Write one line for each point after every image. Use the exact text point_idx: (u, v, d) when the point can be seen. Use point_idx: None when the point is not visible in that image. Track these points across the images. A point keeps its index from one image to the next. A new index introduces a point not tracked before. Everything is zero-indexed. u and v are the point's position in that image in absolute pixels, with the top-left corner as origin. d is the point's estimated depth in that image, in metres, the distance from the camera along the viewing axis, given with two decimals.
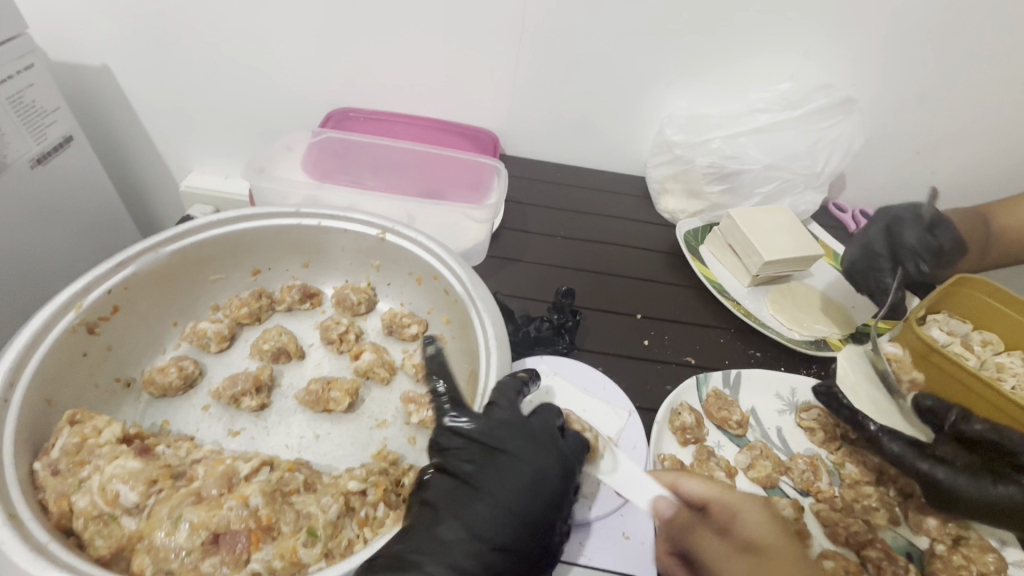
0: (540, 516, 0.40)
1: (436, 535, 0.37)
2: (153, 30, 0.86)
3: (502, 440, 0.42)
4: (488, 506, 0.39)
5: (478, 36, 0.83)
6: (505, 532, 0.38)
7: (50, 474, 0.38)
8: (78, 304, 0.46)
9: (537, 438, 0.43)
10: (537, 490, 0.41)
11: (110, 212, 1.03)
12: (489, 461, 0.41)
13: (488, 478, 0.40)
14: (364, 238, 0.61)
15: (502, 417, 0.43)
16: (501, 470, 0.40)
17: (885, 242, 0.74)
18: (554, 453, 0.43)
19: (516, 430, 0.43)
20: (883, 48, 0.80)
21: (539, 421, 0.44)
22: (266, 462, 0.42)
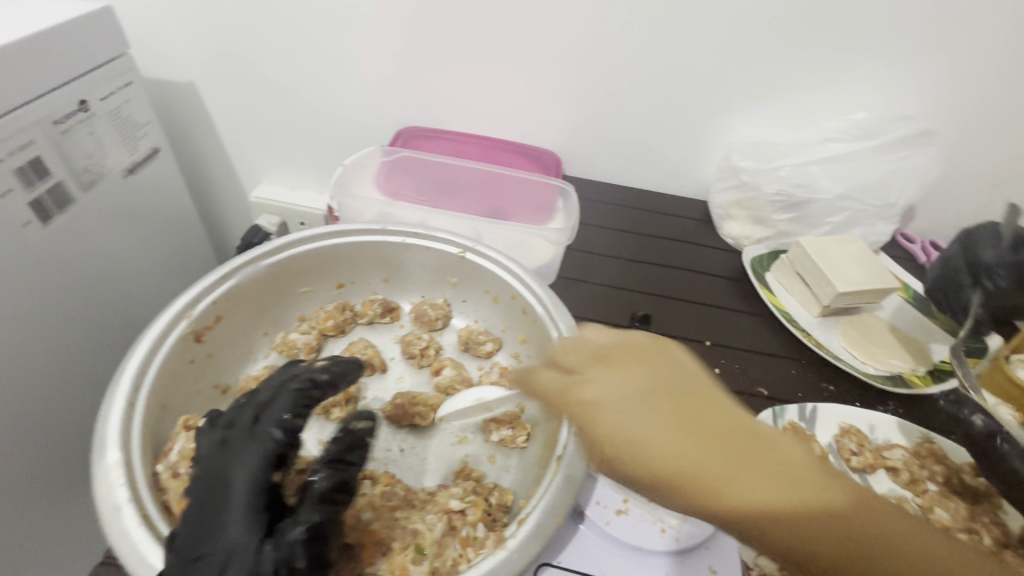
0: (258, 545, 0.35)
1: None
2: (239, 50, 0.91)
3: (213, 476, 0.37)
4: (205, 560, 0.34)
5: (549, 61, 0.85)
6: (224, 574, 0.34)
7: (172, 477, 0.41)
8: (188, 314, 0.50)
9: (236, 450, 0.38)
10: (256, 510, 0.36)
11: (188, 221, 1.08)
12: (196, 507, 0.36)
13: (192, 529, 0.35)
14: (445, 256, 0.62)
15: (204, 451, 0.39)
16: (211, 512, 0.36)
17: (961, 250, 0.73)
18: (264, 452, 0.38)
19: (217, 464, 0.38)
20: (962, 79, 0.78)
21: (237, 431, 0.40)
22: (368, 476, 0.48)
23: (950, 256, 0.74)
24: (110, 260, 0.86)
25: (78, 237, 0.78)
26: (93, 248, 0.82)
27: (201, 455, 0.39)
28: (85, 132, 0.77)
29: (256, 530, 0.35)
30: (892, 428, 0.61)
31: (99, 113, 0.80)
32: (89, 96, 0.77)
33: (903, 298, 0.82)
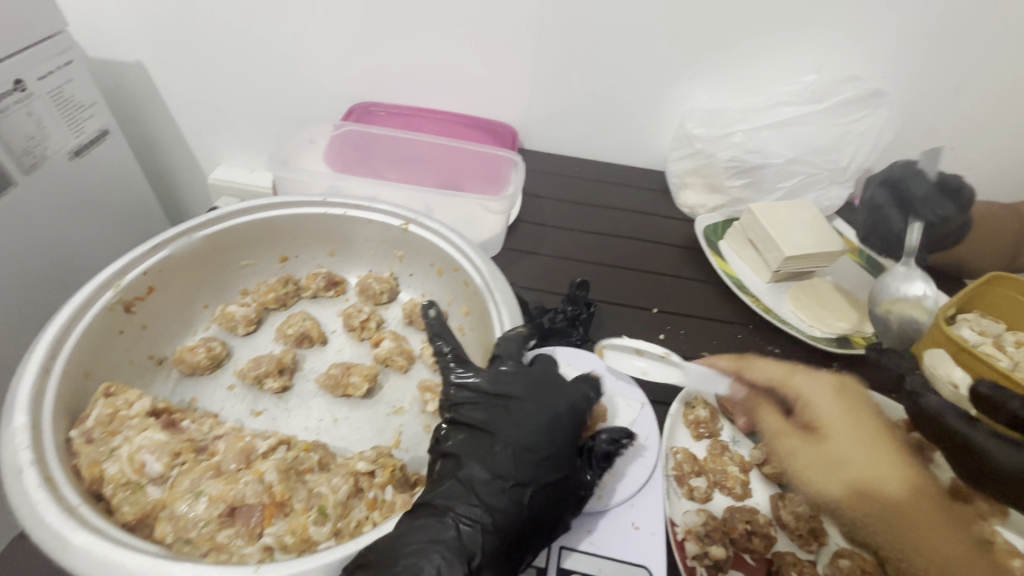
0: (558, 460, 0.42)
1: (457, 484, 0.39)
2: (184, 24, 0.88)
3: (538, 392, 0.45)
4: (507, 452, 0.41)
5: (499, 31, 0.83)
6: (524, 470, 0.40)
7: (85, 442, 0.40)
8: (115, 284, 0.49)
9: (533, 418, 0.43)
10: (562, 433, 0.43)
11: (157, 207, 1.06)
12: (502, 410, 0.43)
13: (510, 426, 0.42)
14: (388, 229, 0.62)
15: (518, 375, 0.46)
16: (513, 418, 0.43)
17: (885, 197, 0.78)
18: (559, 415, 0.44)
19: (544, 388, 0.45)
20: (915, 38, 0.77)
21: (516, 387, 0.45)
22: (283, 441, 0.42)
23: (873, 198, 0.79)
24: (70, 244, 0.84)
25: (34, 220, 0.76)
26: (54, 235, 0.80)
27: (545, 411, 0.44)
28: (22, 114, 0.71)
29: (513, 499, 0.39)
30: None
31: (39, 93, 0.74)
32: (23, 74, 0.71)
33: (855, 260, 0.82)
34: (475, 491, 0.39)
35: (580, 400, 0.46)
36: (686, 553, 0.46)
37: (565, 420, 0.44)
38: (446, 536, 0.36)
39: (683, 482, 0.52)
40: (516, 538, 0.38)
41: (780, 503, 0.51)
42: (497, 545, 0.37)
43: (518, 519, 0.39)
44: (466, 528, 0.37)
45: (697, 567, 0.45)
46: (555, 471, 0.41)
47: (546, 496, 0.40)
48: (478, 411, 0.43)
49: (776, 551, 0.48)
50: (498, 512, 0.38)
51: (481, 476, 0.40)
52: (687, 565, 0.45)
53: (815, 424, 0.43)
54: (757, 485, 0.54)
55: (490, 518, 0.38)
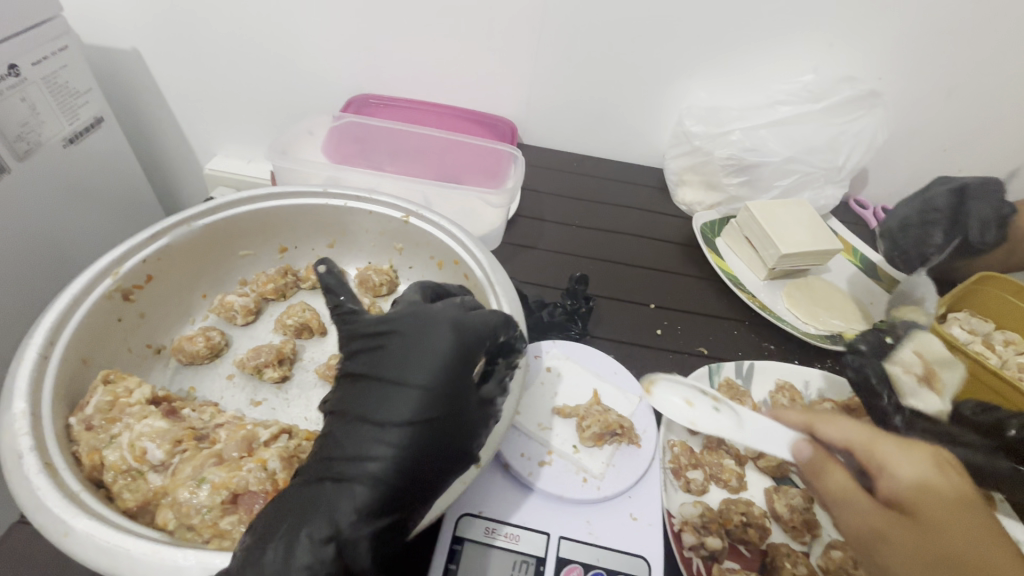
0: (440, 396, 0.37)
1: (337, 436, 0.37)
2: (181, 12, 0.87)
3: (420, 323, 0.40)
4: (385, 394, 0.37)
5: (501, 26, 0.83)
6: (402, 415, 0.37)
7: (85, 429, 0.40)
8: (114, 272, 0.49)
9: (413, 352, 0.38)
10: (445, 362, 0.38)
11: (152, 198, 1.05)
12: (382, 349, 0.40)
13: (388, 366, 0.39)
14: (388, 221, 0.62)
15: (405, 309, 0.42)
16: (391, 357, 0.39)
17: (947, 202, 0.74)
18: (445, 343, 0.39)
19: (426, 317, 0.40)
20: (912, 40, 0.78)
21: (401, 319, 0.40)
22: (285, 429, 0.42)
23: (932, 198, 0.75)
24: (68, 233, 0.83)
25: (28, 205, 0.75)
26: (49, 222, 0.79)
27: (427, 341, 0.39)
28: (16, 100, 0.70)
29: (388, 447, 0.36)
30: (825, 383, 0.64)
31: (33, 79, 0.73)
32: (18, 59, 0.70)
33: (850, 259, 0.84)
34: (352, 445, 0.36)
35: (474, 328, 0.40)
36: (683, 544, 0.46)
37: (450, 352, 0.38)
38: (320, 497, 0.35)
39: (679, 475, 0.52)
40: (400, 489, 0.36)
41: (773, 495, 0.52)
42: (372, 497, 0.35)
43: (400, 467, 0.36)
44: (341, 487, 0.35)
45: (694, 558, 0.46)
46: (438, 406, 0.37)
47: (430, 436, 0.37)
48: (362, 353, 0.40)
49: (770, 542, 0.49)
50: (376, 463, 0.36)
51: (362, 425, 0.37)
52: (684, 556, 0.46)
53: (912, 511, 0.37)
54: (751, 478, 0.54)
55: (361, 473, 0.35)
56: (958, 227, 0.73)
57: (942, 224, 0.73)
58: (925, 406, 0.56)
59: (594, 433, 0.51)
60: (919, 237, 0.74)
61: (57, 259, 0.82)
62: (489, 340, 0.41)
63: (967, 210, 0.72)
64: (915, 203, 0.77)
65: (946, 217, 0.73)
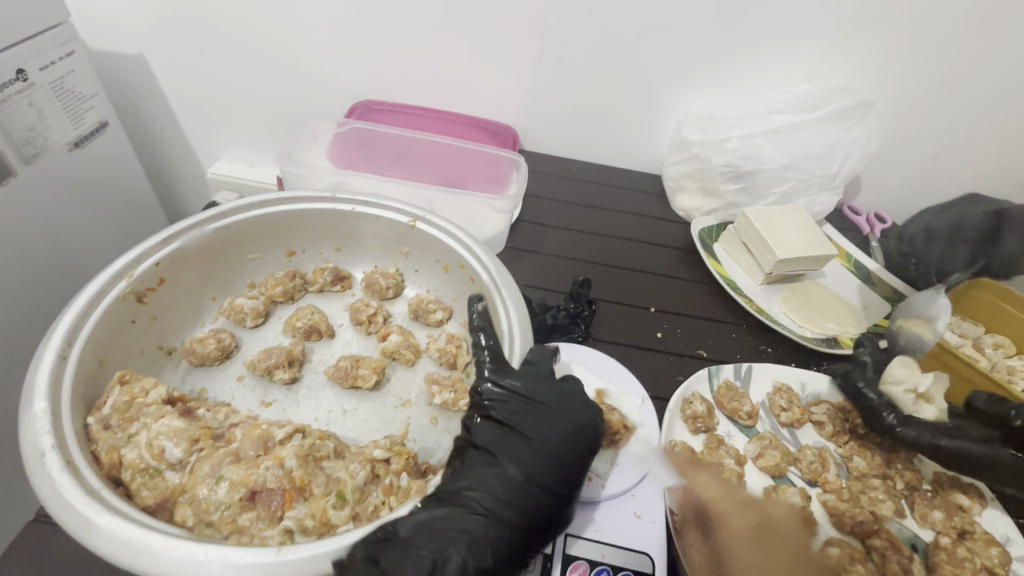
0: (582, 468, 0.45)
1: (488, 477, 0.42)
2: (188, 19, 0.88)
3: (565, 401, 0.48)
4: (531, 456, 0.44)
5: (503, 34, 0.84)
6: (547, 477, 0.43)
7: (103, 428, 0.41)
8: (129, 274, 0.50)
9: (570, 428, 0.46)
10: (584, 442, 0.46)
11: (155, 201, 1.06)
12: (531, 412, 0.46)
13: (538, 431, 0.45)
14: (395, 225, 0.63)
15: (551, 383, 0.49)
16: (542, 424, 0.46)
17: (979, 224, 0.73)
18: (593, 423, 0.47)
19: (570, 398, 0.48)
20: (902, 52, 0.81)
21: (554, 392, 0.48)
22: (299, 429, 0.44)
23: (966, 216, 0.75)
24: (74, 237, 0.83)
25: (35, 210, 0.75)
26: (56, 226, 0.79)
27: (579, 420, 0.47)
28: (24, 104, 0.71)
29: (535, 500, 0.42)
30: (820, 385, 0.65)
31: (41, 84, 0.73)
32: (26, 64, 0.70)
33: (844, 264, 0.86)
34: (502, 490, 0.41)
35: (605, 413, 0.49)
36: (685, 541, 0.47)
37: (592, 436, 0.47)
38: (472, 528, 0.39)
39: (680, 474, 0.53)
40: (533, 534, 0.42)
41: (772, 494, 0.55)
42: (512, 539, 0.40)
43: (534, 518, 0.42)
44: (489, 522, 0.40)
45: (695, 555, 0.47)
46: (570, 477, 0.44)
47: (560, 501, 0.43)
48: (513, 408, 0.46)
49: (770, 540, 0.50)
50: (520, 510, 0.41)
51: (508, 475, 0.42)
52: (686, 553, 0.47)
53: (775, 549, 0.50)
54: (751, 477, 0.56)
55: (507, 517, 0.41)
56: (988, 251, 0.72)
57: (971, 243, 0.73)
58: (918, 412, 0.58)
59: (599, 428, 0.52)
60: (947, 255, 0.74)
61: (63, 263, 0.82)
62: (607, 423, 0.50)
63: (1002, 236, 0.71)
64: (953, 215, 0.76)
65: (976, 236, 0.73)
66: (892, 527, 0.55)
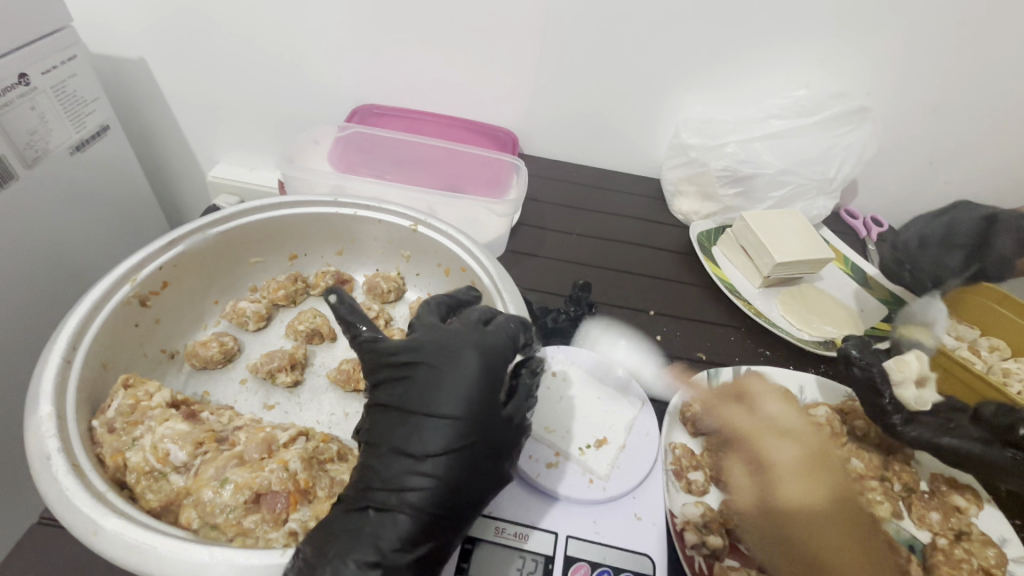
0: (480, 421, 0.40)
1: (378, 467, 0.39)
2: (189, 23, 0.88)
3: (444, 351, 0.42)
4: (416, 429, 0.40)
5: (503, 39, 0.85)
6: (443, 442, 0.39)
7: (107, 432, 0.41)
8: (132, 278, 0.50)
9: (449, 381, 0.41)
10: (478, 389, 0.41)
11: (155, 205, 1.06)
12: (410, 380, 0.42)
13: (418, 398, 0.41)
14: (397, 229, 0.64)
15: (428, 336, 0.43)
16: (421, 387, 0.41)
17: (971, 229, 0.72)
18: (478, 360, 0.42)
19: (450, 345, 0.42)
20: (898, 58, 0.82)
21: (435, 345, 0.43)
22: (302, 432, 0.44)
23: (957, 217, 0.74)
24: (75, 240, 0.83)
25: (35, 214, 0.75)
26: (57, 229, 0.79)
27: (462, 368, 0.41)
28: (26, 108, 0.71)
29: (437, 472, 0.39)
30: (819, 388, 0.66)
31: (43, 88, 0.74)
32: (28, 68, 0.71)
33: (841, 267, 0.86)
34: (398, 476, 0.39)
35: (495, 347, 0.43)
36: (685, 543, 0.48)
37: (479, 380, 0.41)
38: (374, 523, 0.37)
39: (681, 476, 0.54)
40: (448, 506, 0.39)
41: None
42: (422, 516, 0.38)
43: (442, 492, 0.39)
44: (393, 512, 0.38)
45: (695, 556, 0.47)
46: (469, 431, 0.40)
47: (468, 465, 0.40)
48: (393, 381, 0.42)
49: None
50: (424, 488, 0.38)
51: (401, 455, 0.39)
52: (685, 554, 0.47)
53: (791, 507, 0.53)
54: None
55: (410, 498, 0.38)
56: (980, 255, 0.71)
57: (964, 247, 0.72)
58: (917, 402, 0.59)
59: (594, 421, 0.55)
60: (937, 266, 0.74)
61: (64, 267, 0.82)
62: (507, 355, 0.44)
63: (992, 239, 0.70)
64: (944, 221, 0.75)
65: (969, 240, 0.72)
66: (890, 528, 0.55)
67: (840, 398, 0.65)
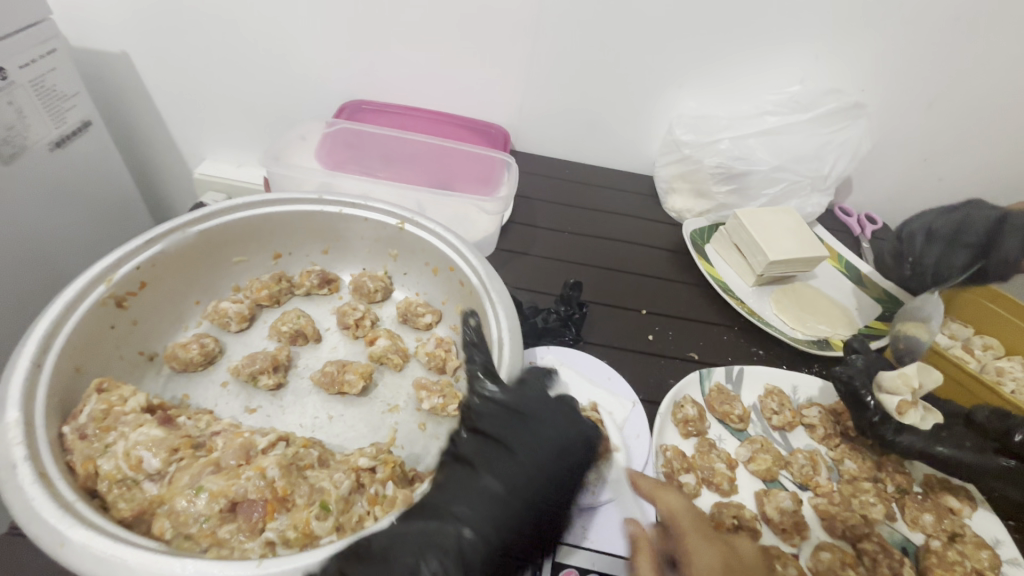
0: (571, 486, 0.42)
1: (466, 492, 0.38)
2: (172, 16, 0.86)
3: (555, 413, 0.44)
4: (517, 470, 0.40)
5: (495, 34, 0.84)
6: (535, 494, 0.40)
7: (78, 438, 0.40)
8: (108, 278, 0.49)
9: (558, 443, 0.42)
10: (578, 463, 0.42)
11: (140, 201, 1.04)
12: (518, 423, 0.43)
13: (525, 442, 0.41)
14: (383, 228, 0.63)
15: (542, 393, 0.45)
16: (530, 437, 0.42)
17: (981, 228, 0.68)
18: (584, 432, 0.44)
19: (563, 409, 0.44)
20: (893, 54, 0.81)
21: (547, 402, 0.44)
22: (282, 437, 0.43)
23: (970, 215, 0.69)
24: (55, 239, 0.81)
25: (13, 212, 0.73)
26: (36, 228, 0.77)
27: (573, 432, 0.43)
28: (2, 103, 0.69)
29: (520, 520, 0.38)
30: (811, 388, 0.65)
31: (20, 82, 0.71)
32: (5, 62, 0.69)
33: (834, 265, 0.86)
34: (483, 508, 0.38)
35: (598, 428, 0.45)
36: None
37: (582, 452, 0.43)
38: (448, 543, 0.36)
39: (672, 479, 0.53)
40: (514, 556, 0.38)
41: (763, 500, 0.54)
42: (491, 560, 0.37)
43: (516, 539, 0.38)
44: (468, 537, 0.36)
45: None
46: (559, 495, 0.41)
47: (545, 524, 0.40)
48: (497, 418, 0.43)
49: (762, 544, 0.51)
50: (502, 527, 0.38)
51: (490, 490, 0.39)
52: None
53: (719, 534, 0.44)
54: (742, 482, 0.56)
55: (488, 536, 0.37)
56: (988, 253, 0.67)
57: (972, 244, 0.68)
58: (920, 424, 0.57)
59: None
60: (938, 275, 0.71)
61: (43, 266, 0.80)
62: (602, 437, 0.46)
63: (1002, 238, 0.67)
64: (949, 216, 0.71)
65: (977, 241, 0.68)
66: (882, 530, 0.54)
67: (834, 398, 0.64)
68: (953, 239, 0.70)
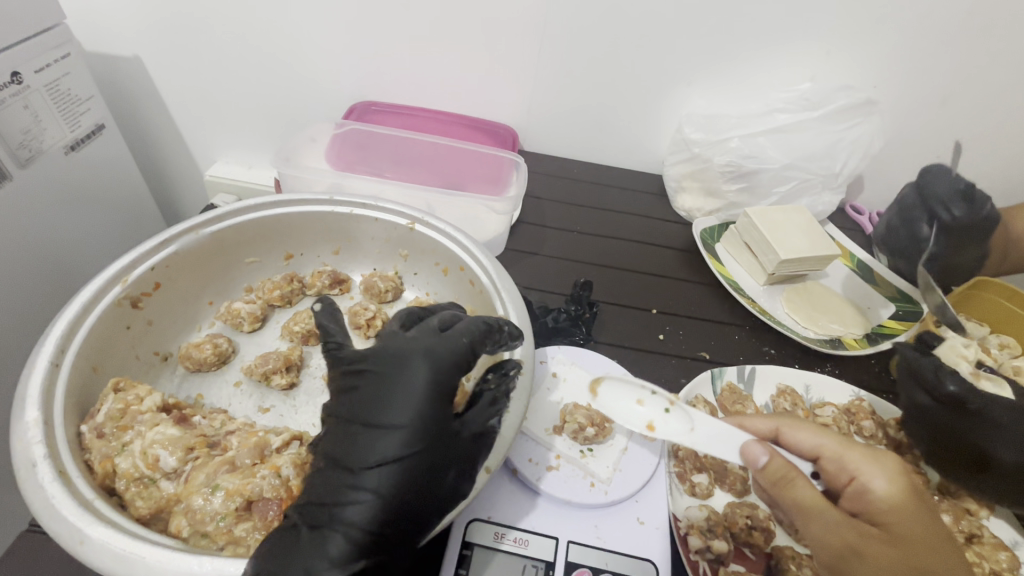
0: (429, 430, 0.38)
1: (319, 482, 0.38)
2: (184, 20, 0.87)
3: (395, 360, 0.40)
4: (361, 442, 0.38)
5: (503, 35, 0.84)
6: (384, 458, 0.37)
7: (96, 437, 0.40)
8: (124, 279, 0.49)
9: (395, 394, 0.39)
10: (428, 401, 0.39)
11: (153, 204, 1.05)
12: (361, 390, 0.40)
13: (364, 408, 0.39)
14: (393, 228, 0.63)
15: (384, 345, 0.42)
16: (370, 400, 0.39)
17: (914, 198, 0.80)
18: (429, 368, 0.40)
19: (404, 353, 0.40)
20: (905, 50, 0.80)
21: (386, 353, 0.41)
22: (297, 436, 0.43)
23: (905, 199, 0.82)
24: (70, 241, 0.82)
25: (31, 213, 0.74)
26: (52, 229, 0.78)
27: (414, 377, 0.39)
28: (18, 107, 0.70)
29: (377, 493, 0.36)
30: (825, 387, 0.64)
31: (35, 86, 0.72)
32: (21, 66, 0.70)
33: (847, 264, 0.85)
34: (333, 494, 0.37)
35: (450, 359, 0.41)
36: (689, 548, 0.46)
37: (429, 391, 0.39)
38: (303, 543, 0.35)
39: (684, 479, 0.52)
40: (388, 528, 0.36)
41: None
42: (355, 539, 0.35)
43: (383, 514, 0.36)
44: (325, 532, 0.36)
45: (700, 561, 0.46)
46: (422, 448, 0.38)
47: (415, 485, 0.37)
48: (347, 392, 0.41)
49: (775, 544, 0.49)
50: (359, 507, 0.36)
51: (345, 473, 0.37)
52: (691, 560, 0.45)
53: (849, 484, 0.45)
54: None
55: (349, 519, 0.36)
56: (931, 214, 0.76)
57: (921, 214, 0.78)
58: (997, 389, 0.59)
59: (578, 425, 0.52)
60: (962, 245, 0.76)
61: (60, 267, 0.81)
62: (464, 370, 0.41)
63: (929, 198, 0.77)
64: (893, 218, 0.84)
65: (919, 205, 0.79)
66: None
67: (848, 398, 0.64)
68: (910, 223, 0.80)
